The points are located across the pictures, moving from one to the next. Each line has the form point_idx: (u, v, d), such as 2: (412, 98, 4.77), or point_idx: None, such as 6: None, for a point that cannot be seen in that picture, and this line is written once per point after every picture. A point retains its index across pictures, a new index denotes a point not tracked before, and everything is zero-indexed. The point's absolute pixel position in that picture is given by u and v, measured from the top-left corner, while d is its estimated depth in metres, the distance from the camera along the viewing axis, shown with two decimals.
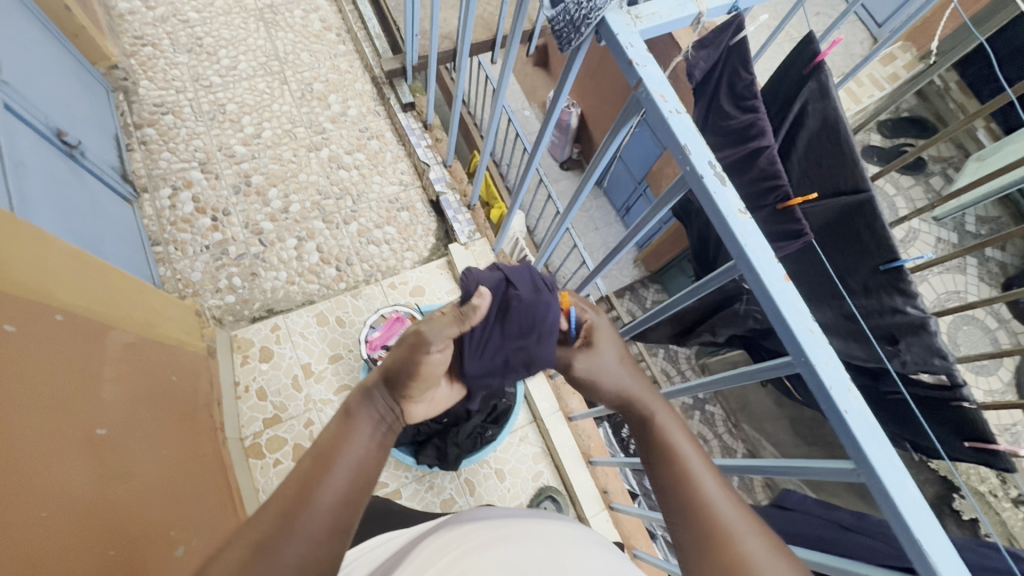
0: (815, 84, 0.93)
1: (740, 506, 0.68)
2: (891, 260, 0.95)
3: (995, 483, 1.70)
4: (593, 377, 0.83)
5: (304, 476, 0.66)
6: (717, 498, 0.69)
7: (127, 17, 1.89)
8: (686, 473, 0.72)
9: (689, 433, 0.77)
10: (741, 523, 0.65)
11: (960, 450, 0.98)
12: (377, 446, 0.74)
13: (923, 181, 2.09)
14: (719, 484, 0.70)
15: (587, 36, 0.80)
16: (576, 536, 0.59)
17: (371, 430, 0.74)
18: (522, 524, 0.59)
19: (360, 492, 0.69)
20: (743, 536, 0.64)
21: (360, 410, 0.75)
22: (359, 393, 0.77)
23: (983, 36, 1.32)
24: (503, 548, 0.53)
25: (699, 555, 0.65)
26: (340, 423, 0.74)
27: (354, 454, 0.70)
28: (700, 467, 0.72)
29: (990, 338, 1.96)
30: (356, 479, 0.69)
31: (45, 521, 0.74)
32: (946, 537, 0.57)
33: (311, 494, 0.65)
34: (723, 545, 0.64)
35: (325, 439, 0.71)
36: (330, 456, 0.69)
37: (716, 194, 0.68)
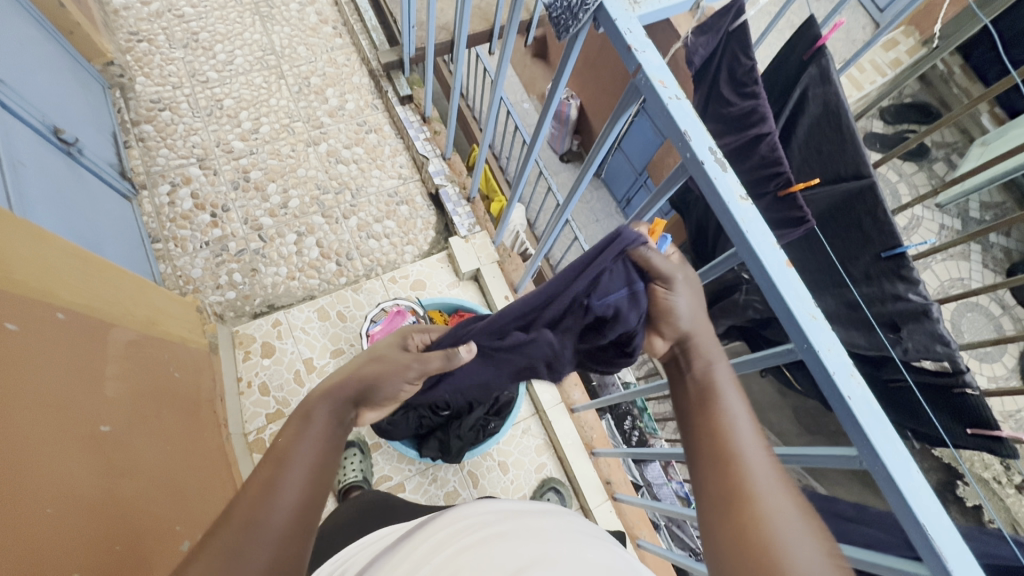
0: (816, 68, 0.91)
1: (777, 472, 0.65)
2: (892, 247, 0.94)
3: (999, 470, 1.71)
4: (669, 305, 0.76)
5: (265, 475, 0.66)
6: (753, 456, 0.66)
7: (122, 13, 1.88)
8: (725, 424, 0.69)
9: (740, 391, 0.74)
10: (771, 484, 0.63)
11: (961, 437, 0.97)
12: (334, 446, 0.75)
13: (926, 167, 2.07)
14: (760, 445, 0.67)
15: (585, 22, 0.79)
16: (571, 531, 0.58)
17: (328, 426, 0.76)
18: (512, 520, 0.58)
19: (321, 489, 0.68)
20: (770, 496, 0.62)
21: (317, 411, 0.77)
22: (316, 396, 0.79)
23: (987, 18, 1.31)
24: (492, 548, 0.52)
25: (721, 504, 0.63)
26: (298, 424, 0.75)
27: (312, 450, 0.71)
28: (744, 423, 0.69)
29: (994, 325, 1.95)
30: (315, 476, 0.69)
31: (49, 517, 0.75)
32: (952, 523, 0.57)
33: (272, 493, 0.63)
34: (748, 500, 0.61)
35: (284, 438, 0.72)
36: (288, 451, 0.69)
37: (717, 180, 0.67)
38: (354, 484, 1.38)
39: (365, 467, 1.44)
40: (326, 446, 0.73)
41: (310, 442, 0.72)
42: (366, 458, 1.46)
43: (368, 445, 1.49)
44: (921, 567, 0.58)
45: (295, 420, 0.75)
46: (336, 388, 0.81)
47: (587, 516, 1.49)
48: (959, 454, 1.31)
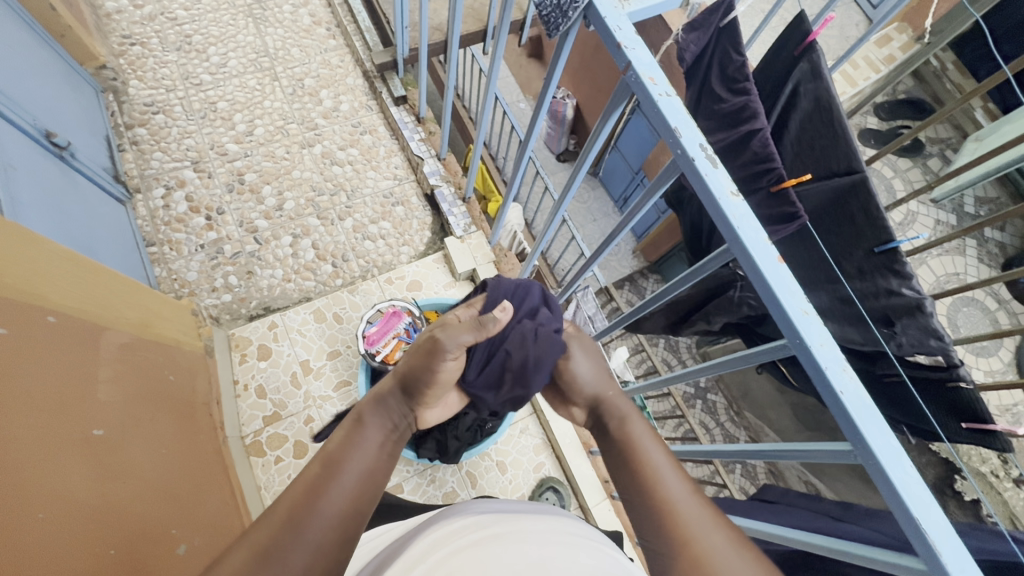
0: (807, 64, 0.93)
1: (707, 506, 0.65)
2: (885, 241, 0.94)
3: (996, 464, 1.71)
4: (572, 372, 0.90)
5: (314, 475, 0.65)
6: (680, 495, 0.66)
7: (114, 17, 1.87)
8: (650, 468, 0.69)
9: (658, 436, 0.75)
10: (704, 521, 0.62)
11: (959, 433, 0.98)
12: (384, 454, 0.73)
13: (921, 163, 2.08)
14: (684, 482, 0.67)
15: (575, 20, 0.79)
16: (567, 536, 0.57)
17: (380, 433, 0.75)
18: (509, 522, 0.57)
19: (366, 503, 0.66)
20: (704, 533, 0.61)
21: (371, 417, 0.76)
22: (369, 401, 0.79)
23: (977, 13, 1.31)
24: (485, 550, 0.52)
25: (661, 555, 0.62)
26: (351, 429, 0.74)
27: (362, 459, 0.70)
28: (665, 465, 0.70)
29: (990, 319, 1.95)
30: (364, 486, 0.67)
31: (42, 523, 0.74)
32: (946, 517, 0.57)
33: (320, 497, 0.62)
34: (686, 544, 0.60)
35: (334, 441, 0.72)
36: (339, 457, 0.69)
37: (708, 177, 0.67)
38: None
39: None
40: (378, 451, 0.73)
41: (364, 447, 0.72)
42: None
43: None
44: (914, 561, 0.58)
45: (351, 423, 0.75)
46: (389, 393, 0.81)
47: (586, 515, 1.49)
48: (956, 448, 1.31)
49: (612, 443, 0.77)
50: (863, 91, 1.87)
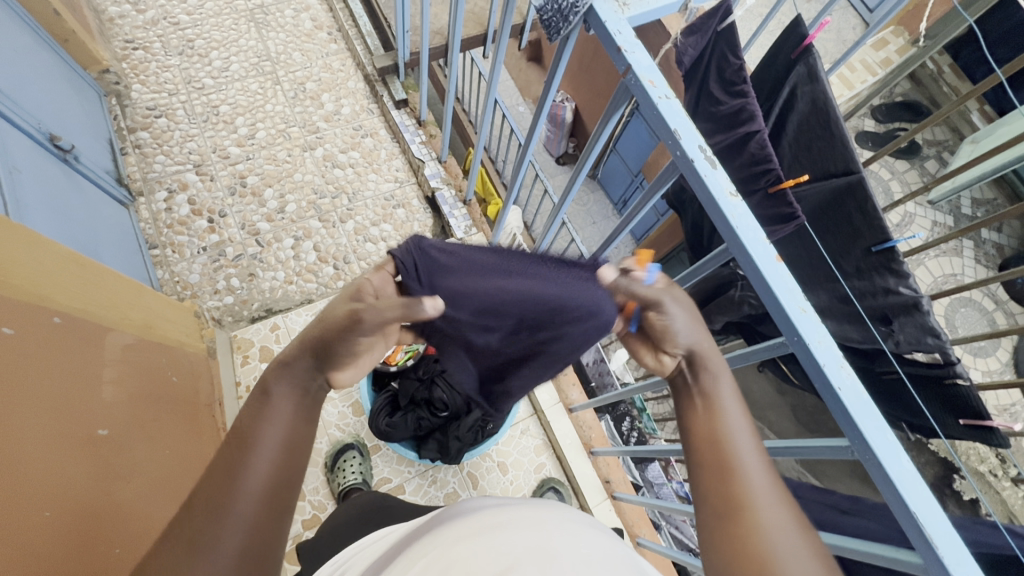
0: (804, 67, 0.93)
1: (775, 481, 0.62)
2: (882, 241, 0.95)
3: (995, 463, 1.72)
4: (668, 328, 0.71)
5: (226, 456, 0.61)
6: (752, 464, 0.63)
7: (118, 21, 1.89)
8: (723, 429, 0.66)
9: (740, 396, 0.70)
10: (770, 496, 0.61)
11: (956, 429, 0.99)
12: (297, 416, 0.67)
13: (918, 165, 2.09)
14: (758, 451, 0.65)
15: (576, 24, 0.81)
16: (573, 523, 0.58)
17: (293, 404, 0.67)
18: (514, 512, 0.59)
19: (293, 468, 0.64)
20: (765, 507, 0.60)
21: (278, 381, 0.68)
22: (276, 365, 0.69)
23: (972, 16, 1.33)
24: (493, 538, 0.53)
25: (717, 516, 0.61)
26: (257, 404, 0.66)
27: (275, 430, 0.65)
28: (742, 430, 0.66)
29: (988, 320, 1.96)
30: (285, 454, 0.64)
31: (47, 521, 0.75)
32: (942, 512, 0.57)
33: (233, 480, 0.59)
34: (745, 511, 0.60)
35: (244, 419, 0.65)
36: (249, 436, 0.63)
37: (707, 177, 0.68)
38: (354, 487, 1.38)
39: (364, 470, 1.44)
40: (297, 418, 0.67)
41: (278, 420, 0.66)
42: (366, 460, 1.46)
43: (368, 448, 1.49)
44: (912, 556, 0.59)
45: (258, 394, 0.67)
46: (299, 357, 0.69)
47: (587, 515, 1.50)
48: (954, 448, 1.32)
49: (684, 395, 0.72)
50: (859, 93, 1.89)
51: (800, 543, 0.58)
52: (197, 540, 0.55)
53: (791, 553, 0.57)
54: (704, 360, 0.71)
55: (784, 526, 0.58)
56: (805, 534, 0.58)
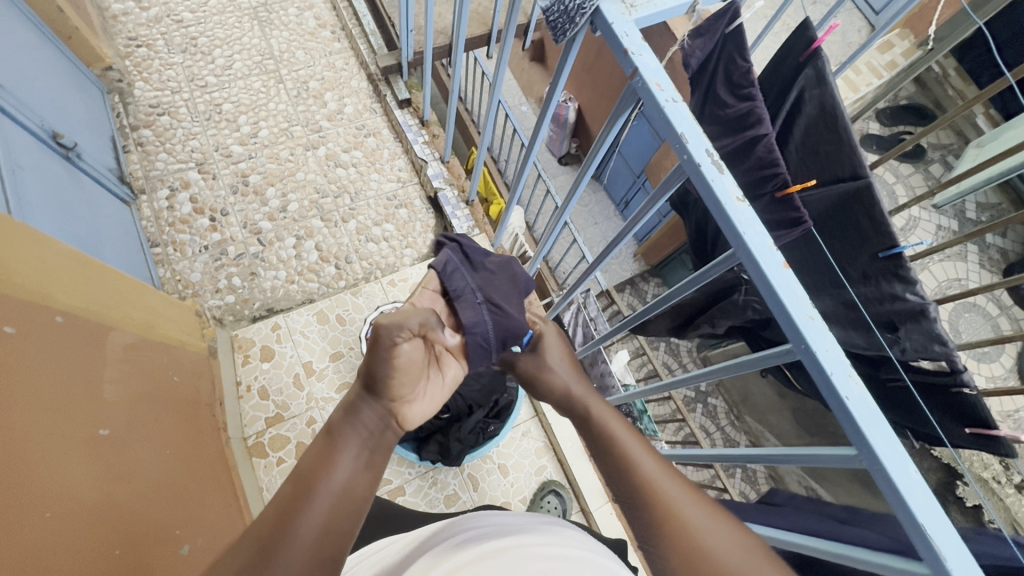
0: (812, 70, 0.93)
1: (682, 482, 0.65)
2: (890, 247, 0.94)
3: (998, 470, 1.71)
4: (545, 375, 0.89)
5: (286, 500, 0.60)
6: (656, 474, 0.66)
7: (121, 18, 1.89)
8: (622, 454, 0.70)
9: (622, 419, 0.76)
10: (681, 494, 0.64)
11: (961, 438, 0.99)
12: (363, 463, 0.67)
13: (923, 169, 2.08)
14: (657, 460, 0.68)
15: (582, 26, 0.80)
16: (570, 548, 0.57)
17: (358, 446, 0.68)
18: (511, 537, 0.57)
19: (347, 517, 0.62)
20: (682, 506, 0.62)
21: (342, 427, 0.69)
22: (343, 409, 0.71)
23: (982, 20, 1.29)
24: (489, 565, 0.52)
25: (649, 540, 0.62)
26: (326, 446, 0.67)
27: (340, 476, 0.64)
28: (636, 446, 0.70)
29: (992, 325, 1.95)
30: (343, 503, 0.62)
31: (48, 522, 0.74)
32: (949, 522, 0.57)
33: (291, 523, 0.57)
34: (667, 522, 0.61)
35: (308, 458, 0.66)
36: (313, 477, 0.63)
37: (714, 182, 0.68)
38: None
39: None
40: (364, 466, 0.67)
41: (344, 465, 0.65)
42: None
43: None
44: (919, 566, 0.58)
45: (325, 441, 0.68)
46: (359, 398, 0.72)
47: (587, 519, 1.49)
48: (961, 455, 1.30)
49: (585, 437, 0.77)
50: (865, 96, 1.88)
51: (718, 525, 0.60)
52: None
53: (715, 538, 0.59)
54: (582, 406, 0.81)
55: (700, 517, 0.61)
56: (716, 516, 0.61)
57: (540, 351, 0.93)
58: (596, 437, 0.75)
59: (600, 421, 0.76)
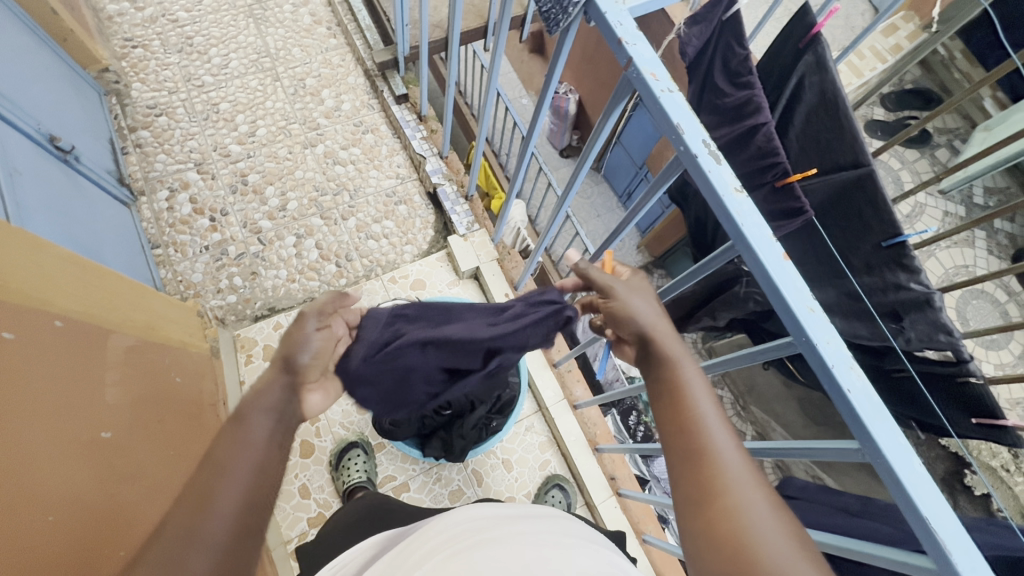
0: (812, 56, 0.91)
1: (751, 468, 0.63)
2: (893, 236, 0.93)
3: (1007, 459, 1.68)
4: (629, 306, 0.78)
5: (200, 484, 0.60)
6: (728, 452, 0.64)
7: (116, 19, 1.88)
8: (695, 419, 0.67)
9: (708, 385, 0.72)
10: (745, 477, 0.61)
11: (966, 427, 0.97)
12: (271, 442, 0.67)
13: (929, 154, 2.05)
14: (731, 439, 0.65)
15: (576, 16, 0.79)
16: (554, 535, 0.56)
17: (268, 421, 0.69)
18: (502, 525, 0.57)
19: (268, 485, 0.65)
20: (743, 490, 0.61)
21: (252, 407, 0.69)
22: (251, 394, 0.71)
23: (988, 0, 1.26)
24: (478, 554, 0.52)
25: (698, 510, 0.62)
26: (231, 430, 0.67)
27: (251, 457, 0.64)
28: (713, 419, 0.67)
29: (1000, 312, 1.93)
30: (254, 487, 0.63)
31: (50, 526, 0.74)
32: (954, 515, 0.56)
33: (207, 505, 0.58)
34: (720, 500, 0.60)
35: (219, 445, 0.65)
36: (221, 461, 0.63)
37: (711, 173, 0.67)
38: (359, 485, 1.37)
39: (369, 468, 1.42)
40: (269, 443, 0.67)
41: (250, 446, 0.66)
42: (372, 459, 1.46)
43: (371, 446, 1.48)
44: (924, 561, 0.58)
45: (229, 424, 0.67)
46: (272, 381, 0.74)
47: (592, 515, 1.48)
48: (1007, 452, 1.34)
49: (655, 391, 0.73)
50: (869, 81, 1.85)
51: (777, 521, 0.58)
52: (169, 566, 0.53)
53: (767, 528, 0.57)
54: (670, 354, 0.74)
55: (760, 505, 0.59)
56: (780, 512, 0.59)
57: (632, 291, 0.79)
58: (667, 391, 0.72)
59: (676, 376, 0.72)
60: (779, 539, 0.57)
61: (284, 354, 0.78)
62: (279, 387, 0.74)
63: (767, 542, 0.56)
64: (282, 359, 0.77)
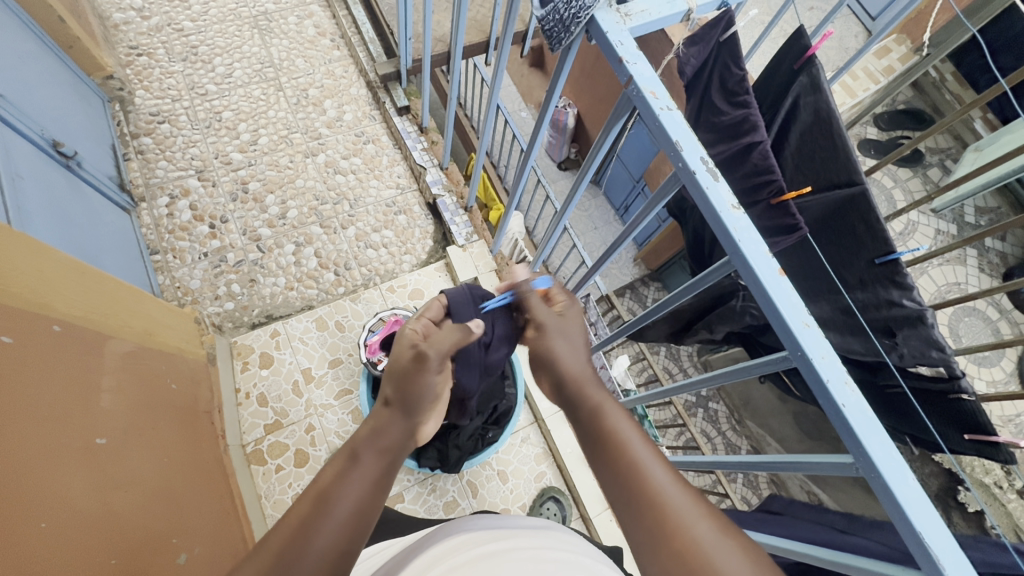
0: (806, 78, 0.94)
1: (694, 497, 0.61)
2: (886, 253, 0.94)
3: (1000, 475, 1.70)
4: (554, 350, 0.82)
5: (300, 518, 0.61)
6: (667, 486, 0.63)
7: (122, 28, 1.90)
8: (632, 459, 0.66)
9: (635, 422, 0.71)
10: (689, 508, 0.60)
11: (960, 443, 0.99)
12: (374, 484, 0.68)
13: (920, 173, 2.09)
14: (669, 472, 0.64)
15: (577, 34, 0.80)
16: (563, 553, 0.55)
17: (375, 464, 0.70)
18: (510, 539, 0.56)
19: (363, 532, 0.64)
20: (691, 522, 0.59)
21: (363, 449, 0.71)
22: (366, 432, 0.73)
23: (977, 26, 1.27)
24: (484, 567, 0.51)
25: (652, 552, 0.59)
26: (340, 467, 0.68)
27: (354, 493, 0.65)
28: (648, 454, 0.66)
29: (992, 329, 1.95)
30: (354, 524, 0.63)
31: (44, 533, 0.74)
32: (948, 532, 0.56)
33: (302, 541, 0.59)
34: (674, 539, 0.58)
35: (325, 476, 0.67)
36: (327, 495, 0.64)
37: (709, 190, 0.68)
38: None
39: None
40: (374, 484, 0.68)
41: (357, 483, 0.67)
42: None
43: None
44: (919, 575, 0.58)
45: (341, 460, 0.69)
46: (390, 422, 0.75)
47: (588, 526, 1.48)
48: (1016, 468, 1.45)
49: (587, 434, 0.72)
50: (862, 102, 1.90)
51: (727, 549, 0.56)
52: None
53: (722, 557, 0.56)
54: (595, 399, 0.74)
55: (710, 536, 0.57)
56: (727, 537, 0.57)
57: (561, 331, 0.85)
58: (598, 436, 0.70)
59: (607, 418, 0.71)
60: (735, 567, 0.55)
61: (405, 394, 0.77)
62: (397, 424, 0.75)
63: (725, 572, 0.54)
64: (402, 400, 0.77)
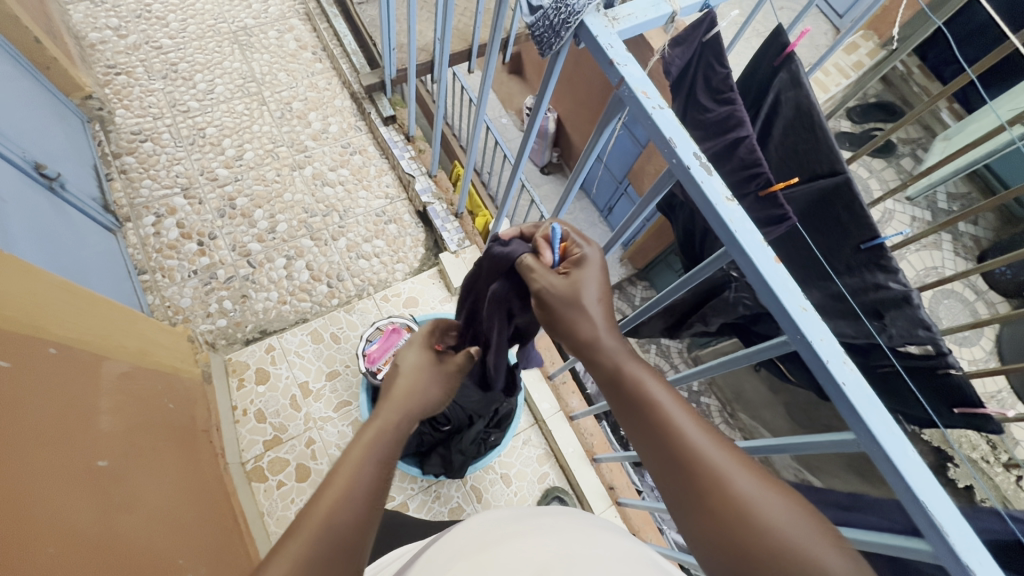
0: (787, 74, 0.97)
1: (732, 452, 0.62)
2: (871, 238, 0.98)
3: (986, 450, 1.76)
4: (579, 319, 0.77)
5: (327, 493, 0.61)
6: (704, 444, 0.63)
7: (99, 47, 1.88)
8: (665, 421, 0.66)
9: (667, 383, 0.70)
10: (728, 463, 0.60)
11: (950, 417, 1.03)
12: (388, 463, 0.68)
13: (894, 163, 2.17)
14: (704, 431, 0.64)
15: (567, 39, 0.83)
16: (592, 521, 0.60)
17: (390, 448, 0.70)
18: (539, 515, 0.59)
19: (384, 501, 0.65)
20: (731, 477, 0.59)
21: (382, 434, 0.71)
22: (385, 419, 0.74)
23: (941, 19, 1.32)
24: (530, 535, 0.54)
25: (695, 508, 0.60)
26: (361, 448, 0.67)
27: (371, 475, 0.65)
28: (682, 415, 0.66)
29: (970, 310, 2.02)
30: (373, 498, 0.63)
31: (53, 557, 0.72)
32: (951, 501, 0.59)
33: (334, 513, 0.59)
34: (715, 495, 0.59)
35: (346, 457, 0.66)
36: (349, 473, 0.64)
37: (704, 184, 0.70)
38: None
39: None
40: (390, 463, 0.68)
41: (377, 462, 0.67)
42: None
43: None
44: (925, 544, 0.60)
45: (364, 440, 0.69)
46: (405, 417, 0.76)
47: None
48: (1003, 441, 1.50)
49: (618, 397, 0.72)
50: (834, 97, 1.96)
51: (770, 498, 0.57)
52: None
53: (765, 507, 0.56)
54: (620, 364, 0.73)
55: (753, 488, 0.58)
56: (769, 487, 0.58)
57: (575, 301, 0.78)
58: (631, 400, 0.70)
59: (635, 380, 0.70)
60: (780, 513, 0.56)
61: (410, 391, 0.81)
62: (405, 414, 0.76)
63: (770, 520, 0.55)
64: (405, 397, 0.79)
